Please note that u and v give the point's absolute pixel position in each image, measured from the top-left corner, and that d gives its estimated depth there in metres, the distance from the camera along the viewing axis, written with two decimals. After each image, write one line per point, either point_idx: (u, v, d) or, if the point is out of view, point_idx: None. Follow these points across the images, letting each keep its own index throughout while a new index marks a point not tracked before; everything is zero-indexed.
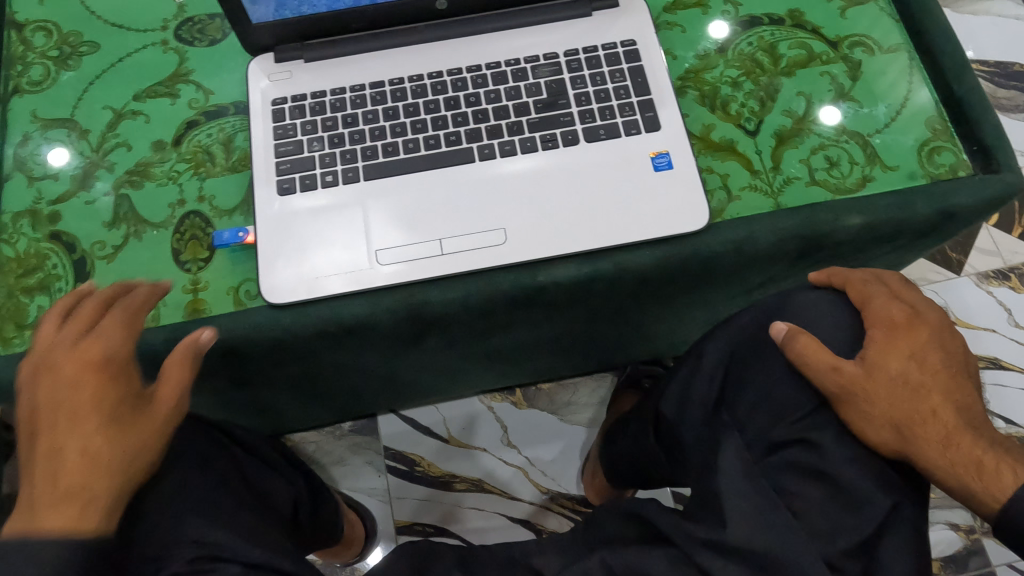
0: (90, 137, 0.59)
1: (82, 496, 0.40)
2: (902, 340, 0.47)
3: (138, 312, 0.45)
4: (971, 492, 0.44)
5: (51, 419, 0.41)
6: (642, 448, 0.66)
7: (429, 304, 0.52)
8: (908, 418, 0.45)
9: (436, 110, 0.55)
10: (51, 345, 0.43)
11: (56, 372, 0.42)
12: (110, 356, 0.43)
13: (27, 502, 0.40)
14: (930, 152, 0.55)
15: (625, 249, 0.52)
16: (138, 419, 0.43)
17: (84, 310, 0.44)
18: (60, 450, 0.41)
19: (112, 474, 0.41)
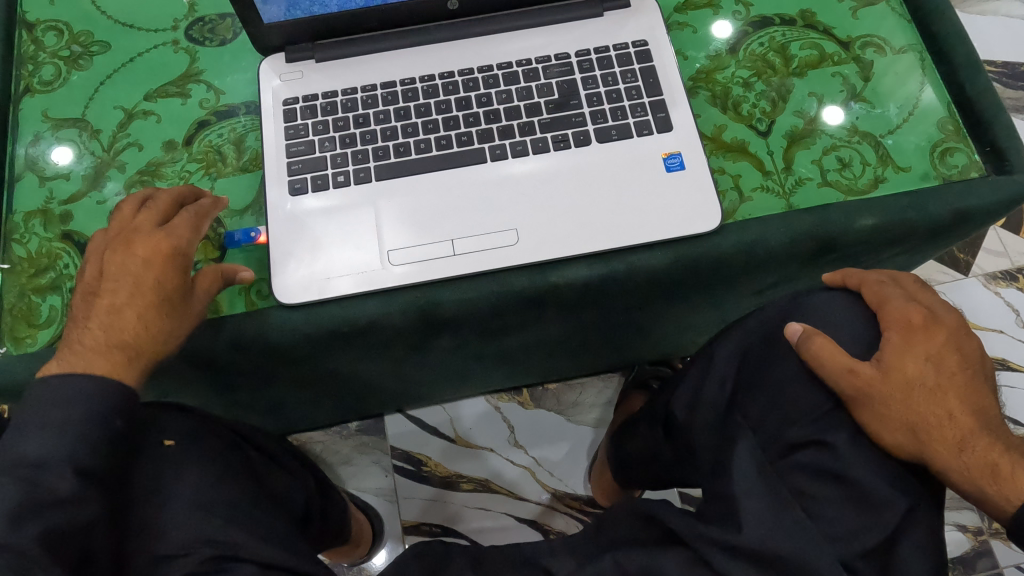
0: (102, 136, 0.59)
1: (123, 353, 0.44)
2: (919, 342, 0.47)
3: (204, 220, 0.49)
4: (986, 495, 0.45)
5: (114, 285, 0.45)
6: (651, 449, 0.66)
7: (442, 304, 0.52)
8: (925, 422, 0.46)
9: (447, 111, 0.55)
10: (129, 227, 0.47)
11: (129, 249, 0.46)
12: (177, 246, 0.46)
13: (75, 347, 0.44)
14: (942, 153, 0.55)
15: (636, 249, 0.52)
16: (184, 302, 0.46)
17: (163, 203, 0.48)
18: (117, 309, 0.45)
19: (152, 342, 0.45)
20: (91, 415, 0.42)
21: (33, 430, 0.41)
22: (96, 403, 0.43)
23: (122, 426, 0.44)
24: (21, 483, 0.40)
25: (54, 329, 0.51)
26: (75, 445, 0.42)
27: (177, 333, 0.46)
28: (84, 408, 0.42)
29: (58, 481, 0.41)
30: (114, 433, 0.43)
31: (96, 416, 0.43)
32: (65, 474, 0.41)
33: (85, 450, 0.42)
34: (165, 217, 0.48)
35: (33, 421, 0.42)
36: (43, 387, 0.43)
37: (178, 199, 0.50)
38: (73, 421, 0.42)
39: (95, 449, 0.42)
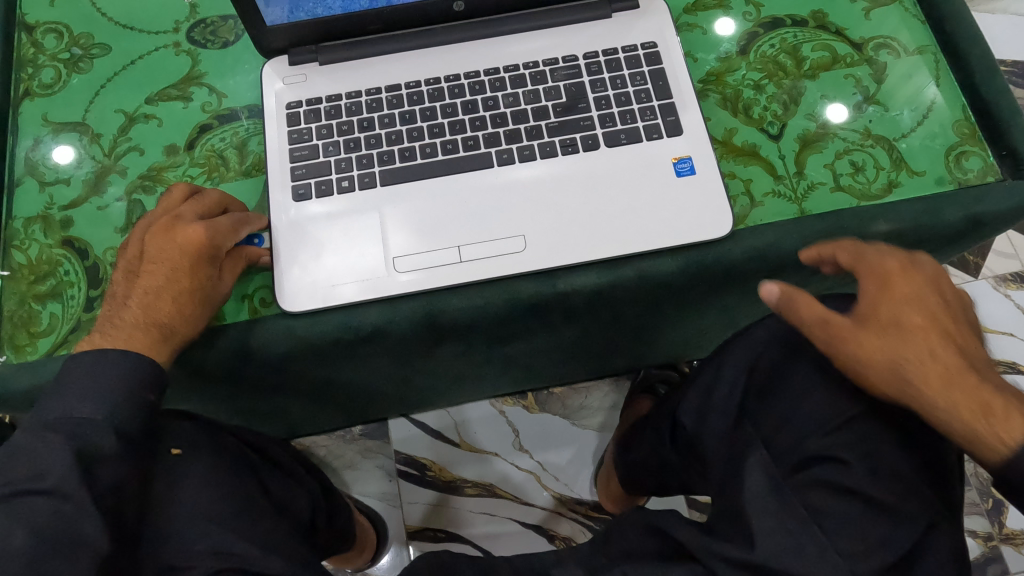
0: (102, 140, 0.58)
1: (156, 334, 0.45)
2: (894, 287, 0.46)
3: (245, 216, 0.50)
4: (978, 433, 0.42)
5: (152, 268, 0.47)
6: (658, 456, 0.65)
7: (448, 312, 0.51)
8: (904, 362, 0.44)
9: (453, 114, 0.54)
10: (173, 214, 0.49)
11: (169, 236, 0.47)
12: (214, 238, 0.47)
13: (113, 325, 0.46)
14: (957, 157, 0.54)
15: (646, 255, 0.51)
16: (213, 292, 0.48)
17: (209, 200, 0.50)
18: (154, 291, 0.46)
19: (185, 326, 0.46)
20: (128, 386, 0.44)
21: (74, 397, 0.43)
22: (130, 375, 0.44)
23: (154, 401, 0.45)
24: (66, 438, 0.42)
25: (55, 337, 0.50)
26: (113, 410, 0.44)
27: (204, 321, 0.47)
28: (122, 377, 0.44)
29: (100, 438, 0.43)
30: (148, 404, 0.45)
31: (132, 387, 0.44)
32: (106, 433, 0.43)
33: (122, 414, 0.44)
34: (206, 208, 0.50)
35: (72, 388, 0.43)
36: (82, 359, 0.44)
37: (224, 199, 0.51)
38: (109, 393, 0.44)
39: (131, 416, 0.44)
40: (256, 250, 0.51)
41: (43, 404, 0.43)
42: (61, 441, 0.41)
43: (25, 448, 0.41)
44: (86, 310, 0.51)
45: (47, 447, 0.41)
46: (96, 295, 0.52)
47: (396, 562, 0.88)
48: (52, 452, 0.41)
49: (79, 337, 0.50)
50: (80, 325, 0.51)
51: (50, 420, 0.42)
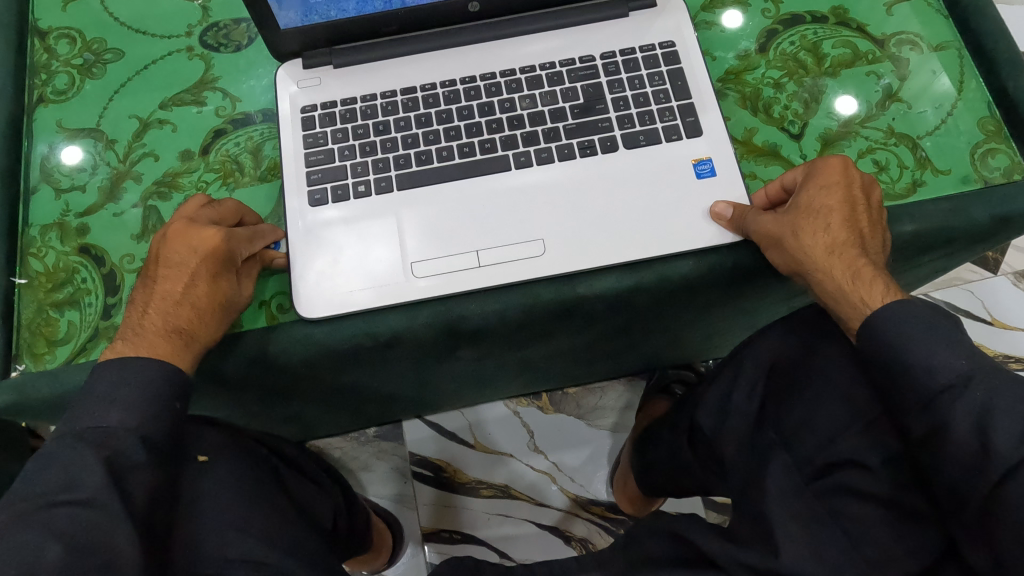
0: (117, 147, 0.57)
1: (177, 341, 0.45)
2: (817, 175, 0.48)
3: (258, 230, 0.50)
4: (842, 294, 0.46)
5: (169, 275, 0.47)
6: (675, 459, 0.65)
7: (466, 318, 0.50)
8: (804, 232, 0.46)
9: (469, 116, 0.54)
10: (187, 220, 0.48)
11: (186, 243, 0.47)
12: (230, 244, 0.47)
13: (135, 334, 0.46)
14: (983, 154, 0.52)
15: (668, 258, 0.50)
16: (232, 299, 0.47)
17: (225, 208, 0.50)
18: (173, 298, 0.46)
19: (206, 333, 0.46)
20: (155, 394, 0.44)
21: (101, 405, 0.43)
22: (157, 384, 0.44)
23: (181, 409, 0.45)
24: (95, 448, 0.42)
25: (73, 345, 0.50)
26: (140, 418, 0.43)
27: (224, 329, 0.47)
28: (149, 384, 0.44)
29: (128, 448, 0.43)
30: (174, 412, 0.45)
31: (159, 394, 0.44)
32: (133, 442, 0.43)
33: (150, 423, 0.44)
34: (221, 217, 0.49)
35: (101, 396, 0.43)
36: (110, 367, 0.44)
37: (239, 208, 0.51)
38: (136, 402, 0.43)
39: (158, 425, 0.44)
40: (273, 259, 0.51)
41: (73, 412, 0.43)
42: (91, 451, 0.41)
43: (56, 459, 0.41)
44: (104, 317, 0.51)
45: (79, 459, 0.41)
46: (114, 302, 0.52)
47: (412, 564, 0.88)
48: (83, 463, 0.41)
49: (97, 346, 0.50)
50: (98, 333, 0.51)
51: (81, 427, 0.42)
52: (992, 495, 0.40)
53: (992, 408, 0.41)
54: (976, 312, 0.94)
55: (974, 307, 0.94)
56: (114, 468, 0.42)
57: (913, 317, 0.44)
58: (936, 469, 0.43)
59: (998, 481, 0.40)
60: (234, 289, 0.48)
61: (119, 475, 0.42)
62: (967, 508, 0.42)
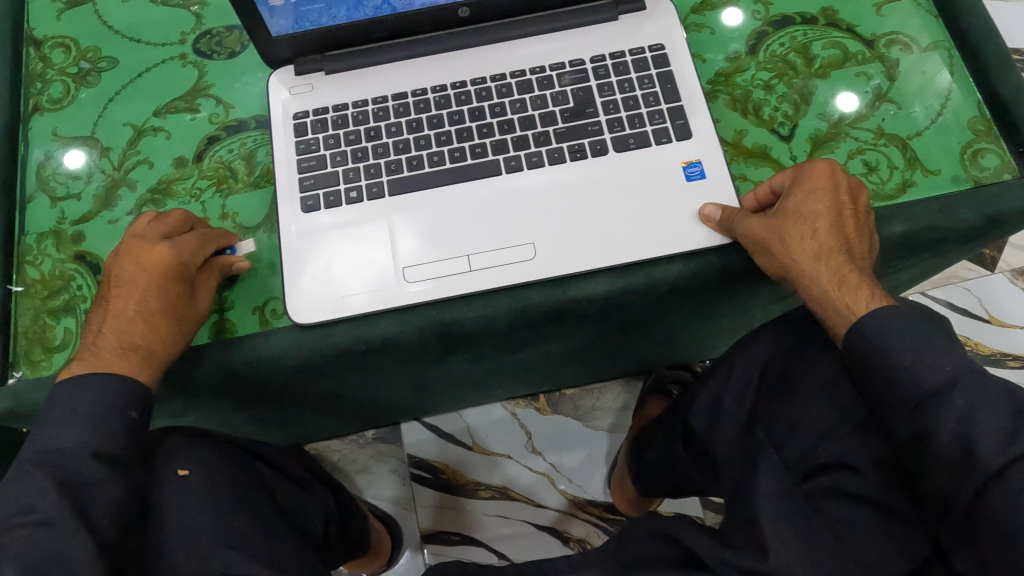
0: (112, 154, 0.58)
1: (137, 358, 0.45)
2: (804, 181, 0.48)
3: (208, 237, 0.50)
4: (829, 301, 0.46)
5: (120, 294, 0.47)
6: (669, 459, 0.65)
7: (457, 322, 0.51)
8: (791, 239, 0.47)
9: (460, 121, 0.54)
10: (137, 236, 0.48)
11: (138, 260, 0.47)
12: (179, 257, 0.47)
13: (93, 353, 0.46)
14: (973, 155, 0.53)
15: (657, 261, 0.51)
16: (190, 312, 0.48)
17: (174, 219, 0.50)
18: (127, 316, 0.46)
19: (166, 347, 0.47)
20: (108, 406, 0.44)
21: (61, 422, 0.43)
22: (113, 397, 0.44)
23: (138, 416, 0.45)
24: (55, 471, 0.42)
25: (69, 352, 0.51)
26: (94, 432, 0.44)
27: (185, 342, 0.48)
28: (96, 400, 0.44)
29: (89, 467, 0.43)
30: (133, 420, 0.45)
31: (109, 407, 0.44)
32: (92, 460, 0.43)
33: (105, 437, 0.44)
34: (170, 229, 0.49)
35: (58, 416, 0.44)
36: (60, 389, 0.44)
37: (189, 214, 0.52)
38: (88, 420, 0.44)
39: (116, 439, 0.44)
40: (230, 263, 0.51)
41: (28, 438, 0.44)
42: (53, 474, 0.42)
43: (20, 482, 0.42)
44: None
45: (40, 480, 0.42)
46: None
47: (412, 565, 0.88)
48: (49, 484, 0.42)
49: None
50: None
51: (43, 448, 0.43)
52: (977, 499, 0.41)
53: (978, 410, 0.41)
54: (976, 309, 0.94)
55: (974, 305, 0.94)
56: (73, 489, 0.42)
57: (898, 322, 0.44)
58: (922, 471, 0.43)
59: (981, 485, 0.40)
60: (191, 300, 0.48)
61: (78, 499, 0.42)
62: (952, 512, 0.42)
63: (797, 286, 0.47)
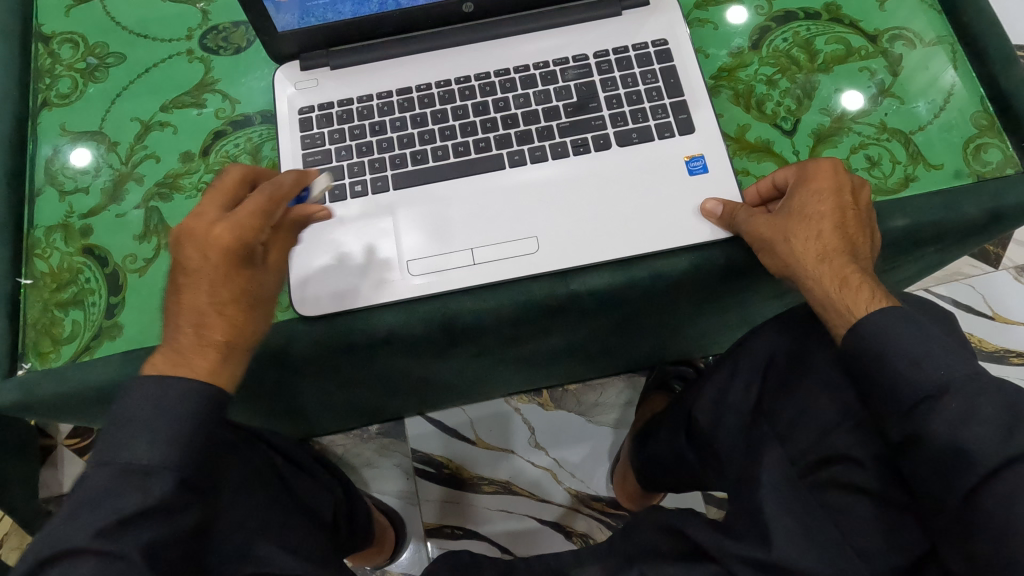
0: (119, 149, 0.59)
1: (221, 357, 0.42)
2: (810, 181, 0.48)
3: (279, 198, 0.45)
4: (830, 301, 0.46)
5: (193, 283, 0.42)
6: (671, 453, 0.65)
7: (462, 315, 0.51)
8: (796, 238, 0.47)
9: (464, 116, 0.55)
10: (200, 215, 0.43)
11: (202, 244, 0.42)
12: (246, 237, 0.43)
13: (169, 349, 0.42)
14: (976, 149, 0.53)
15: (659, 255, 0.51)
16: (264, 297, 0.45)
17: (230, 182, 0.46)
18: (204, 308, 0.42)
19: (245, 343, 0.44)
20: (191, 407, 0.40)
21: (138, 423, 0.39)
22: (198, 405, 0.40)
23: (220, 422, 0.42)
24: (130, 487, 0.37)
25: (78, 344, 0.51)
26: (178, 447, 0.39)
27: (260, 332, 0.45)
28: (185, 407, 0.40)
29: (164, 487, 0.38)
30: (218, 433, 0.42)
31: (196, 418, 0.40)
32: (171, 480, 0.38)
33: (189, 455, 0.39)
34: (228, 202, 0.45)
35: (140, 422, 0.39)
36: (140, 386, 0.40)
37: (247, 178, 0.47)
38: (169, 430, 0.39)
39: (201, 450, 0.40)
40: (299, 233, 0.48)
41: (102, 444, 0.39)
42: (127, 491, 0.37)
43: (88, 496, 0.37)
44: (107, 316, 0.52)
45: (112, 497, 0.37)
46: (117, 302, 0.53)
47: (415, 559, 0.89)
48: (118, 502, 0.37)
49: (100, 344, 0.51)
50: (102, 332, 0.52)
51: (118, 460, 0.38)
52: (971, 499, 0.41)
53: (977, 406, 0.41)
54: (979, 306, 0.94)
55: (977, 302, 0.94)
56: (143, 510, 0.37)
57: (899, 318, 0.45)
58: (914, 467, 0.44)
59: (979, 481, 0.40)
60: (263, 283, 0.45)
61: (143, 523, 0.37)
62: (945, 511, 0.42)
63: (800, 285, 0.47)
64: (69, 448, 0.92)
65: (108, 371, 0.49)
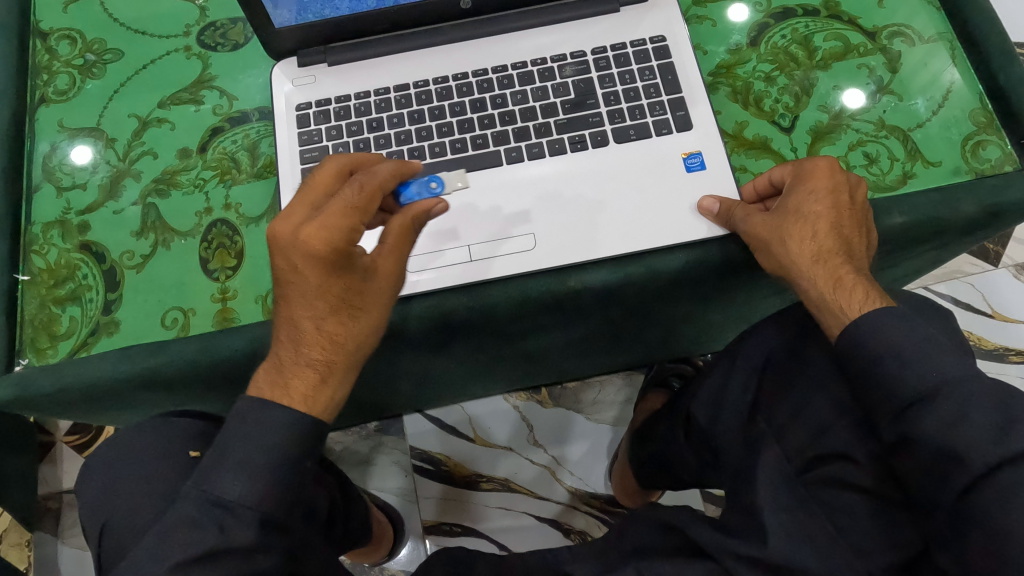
0: (117, 145, 0.59)
1: (319, 377, 0.43)
2: (806, 180, 0.48)
3: (370, 192, 0.43)
4: (824, 302, 0.46)
5: (292, 293, 0.43)
6: (670, 450, 0.65)
7: (458, 311, 0.51)
8: (793, 239, 0.47)
9: (461, 113, 0.55)
10: (294, 219, 0.43)
11: (296, 252, 0.42)
12: (338, 241, 0.42)
13: (276, 366, 0.44)
14: (974, 147, 0.52)
15: (656, 252, 0.51)
16: (369, 307, 0.44)
17: (326, 180, 0.44)
18: (308, 321, 0.43)
19: (347, 359, 0.44)
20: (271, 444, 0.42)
21: (222, 463, 0.41)
22: (293, 438, 0.42)
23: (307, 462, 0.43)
24: (211, 526, 0.40)
25: (75, 340, 0.51)
26: (262, 488, 0.41)
27: (367, 344, 0.45)
28: (275, 445, 0.42)
29: (243, 529, 0.41)
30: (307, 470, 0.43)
31: (281, 456, 0.42)
32: (250, 522, 0.41)
33: (270, 497, 0.42)
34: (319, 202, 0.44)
35: (233, 456, 0.42)
36: (245, 408, 0.42)
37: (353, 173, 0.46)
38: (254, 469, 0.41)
39: (278, 490, 0.42)
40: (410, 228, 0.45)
41: (200, 468, 0.42)
42: (210, 530, 0.40)
43: (175, 527, 0.40)
44: (104, 312, 0.52)
45: (194, 532, 0.40)
46: (114, 298, 0.53)
47: (413, 555, 0.89)
48: (199, 538, 0.40)
49: (98, 340, 0.51)
50: (99, 328, 0.52)
51: (208, 492, 0.41)
52: (962, 500, 0.41)
53: (972, 406, 0.41)
54: (978, 304, 0.94)
55: (976, 300, 0.94)
56: (220, 550, 0.40)
57: (894, 318, 0.44)
58: (907, 466, 0.44)
59: (973, 481, 0.40)
60: (367, 290, 0.44)
61: (218, 560, 0.40)
62: (937, 513, 0.42)
63: (795, 285, 0.47)
64: (69, 445, 0.92)
65: (103, 367, 0.49)
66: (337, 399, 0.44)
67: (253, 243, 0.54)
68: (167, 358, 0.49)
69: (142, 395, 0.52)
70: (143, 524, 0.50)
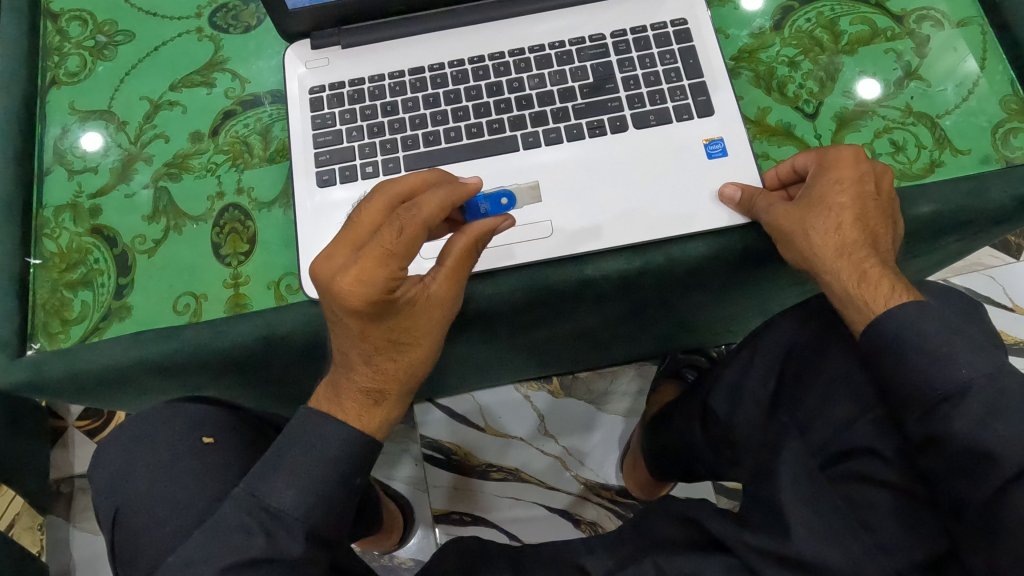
0: (129, 129, 0.58)
1: (371, 402, 0.45)
2: (832, 171, 0.47)
3: (412, 233, 0.41)
4: (848, 296, 0.45)
5: (341, 332, 0.44)
6: (684, 442, 0.64)
7: (474, 299, 0.50)
8: (818, 232, 0.46)
9: (477, 97, 0.53)
10: (332, 265, 0.42)
11: (336, 302, 0.41)
12: (377, 293, 0.41)
13: (333, 384, 0.46)
14: (1005, 134, 0.51)
15: (677, 240, 0.50)
16: (416, 337, 0.45)
17: (366, 218, 0.42)
18: (360, 356, 0.44)
19: (398, 383, 0.45)
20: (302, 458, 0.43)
21: (266, 481, 0.43)
22: (342, 454, 0.44)
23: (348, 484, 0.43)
24: (258, 534, 0.42)
25: (87, 324, 0.51)
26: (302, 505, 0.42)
27: (419, 371, 0.46)
28: (327, 463, 0.43)
29: (290, 541, 0.42)
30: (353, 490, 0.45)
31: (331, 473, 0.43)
32: (298, 534, 0.42)
33: (317, 512, 0.43)
34: (356, 246, 0.42)
35: (287, 465, 0.43)
36: (304, 419, 0.44)
37: (396, 200, 0.43)
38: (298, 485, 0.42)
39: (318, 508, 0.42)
40: (456, 259, 0.44)
41: (253, 473, 0.43)
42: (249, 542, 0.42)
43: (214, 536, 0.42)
44: (116, 297, 0.52)
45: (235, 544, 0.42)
46: (126, 283, 0.52)
47: (423, 544, 0.89)
48: (248, 544, 0.41)
49: (110, 325, 0.51)
50: (111, 313, 0.51)
51: (260, 502, 0.42)
52: (993, 500, 0.40)
53: (1002, 406, 0.40)
54: (998, 297, 0.92)
55: (996, 293, 0.92)
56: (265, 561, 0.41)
57: (923, 314, 0.43)
58: (933, 466, 0.43)
59: (1005, 482, 0.39)
60: (412, 323, 0.44)
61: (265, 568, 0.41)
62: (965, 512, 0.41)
63: (819, 279, 0.46)
64: (80, 430, 0.92)
65: (115, 352, 0.48)
66: (390, 418, 0.46)
67: (265, 229, 0.53)
68: (178, 344, 0.49)
69: (154, 381, 0.51)
70: (156, 510, 0.50)
